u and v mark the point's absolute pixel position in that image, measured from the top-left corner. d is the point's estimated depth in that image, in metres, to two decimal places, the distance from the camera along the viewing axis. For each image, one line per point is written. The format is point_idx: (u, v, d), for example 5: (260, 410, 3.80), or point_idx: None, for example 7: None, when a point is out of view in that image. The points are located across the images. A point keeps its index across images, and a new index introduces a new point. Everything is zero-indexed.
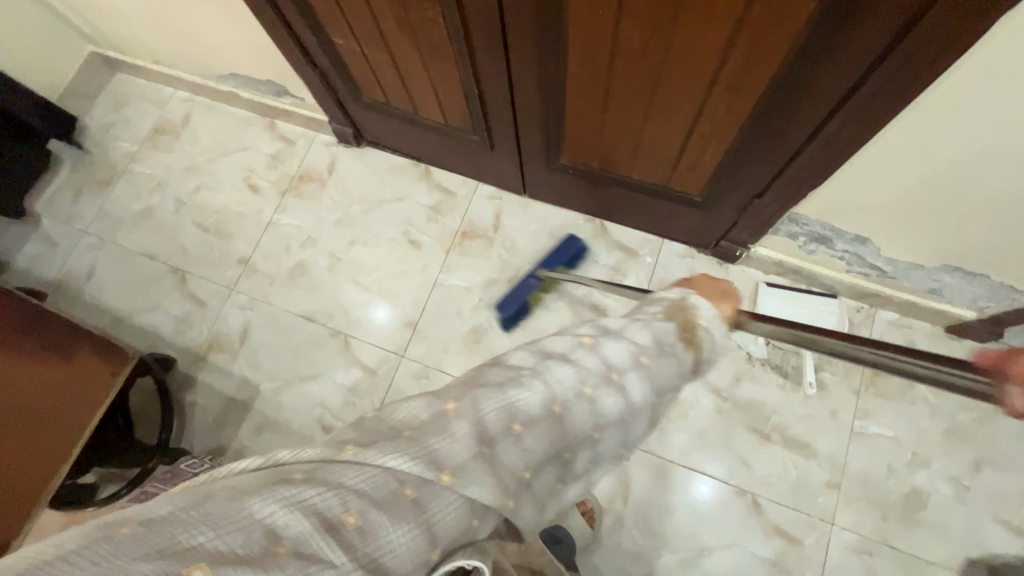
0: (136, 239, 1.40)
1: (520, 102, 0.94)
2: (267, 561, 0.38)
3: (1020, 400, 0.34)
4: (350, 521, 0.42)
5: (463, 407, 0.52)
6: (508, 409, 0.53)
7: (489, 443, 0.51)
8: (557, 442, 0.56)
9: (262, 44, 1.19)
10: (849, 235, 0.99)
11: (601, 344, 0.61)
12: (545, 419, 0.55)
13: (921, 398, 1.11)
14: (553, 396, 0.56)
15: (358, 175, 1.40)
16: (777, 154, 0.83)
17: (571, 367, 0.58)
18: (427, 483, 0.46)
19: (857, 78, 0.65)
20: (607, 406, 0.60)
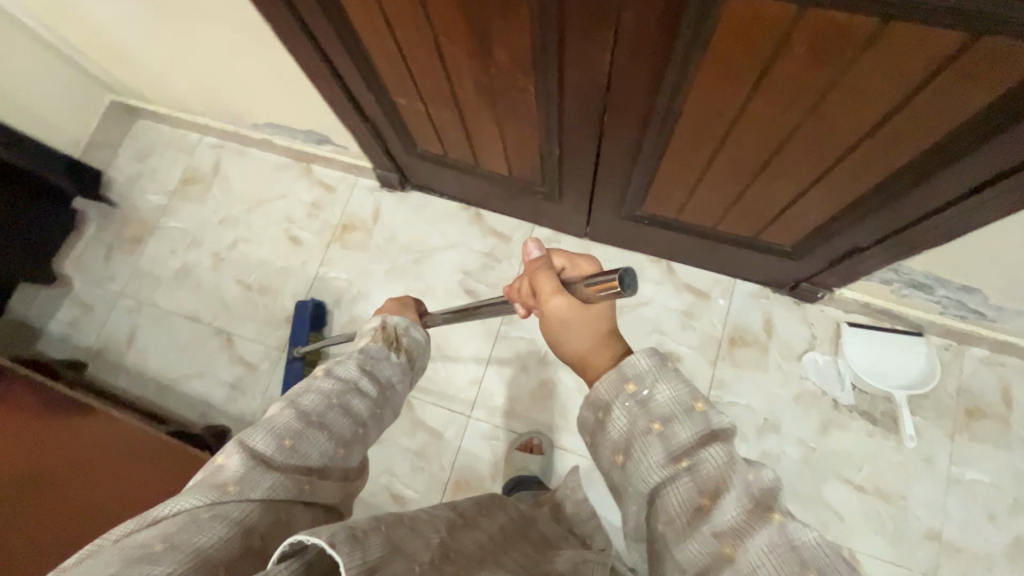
0: (176, 300, 1.34)
1: (605, 160, 0.88)
2: (183, 533, 0.46)
3: (560, 303, 0.62)
4: (206, 514, 0.49)
5: (231, 448, 0.55)
6: (274, 431, 0.56)
7: (290, 439, 0.56)
8: (333, 444, 0.59)
9: (306, 95, 1.12)
10: (953, 285, 0.93)
11: (331, 367, 0.65)
12: (310, 428, 0.58)
13: (1019, 440, 1.07)
14: (303, 414, 0.59)
15: (405, 221, 1.33)
16: (896, 219, 0.77)
17: (316, 392, 0.61)
18: (271, 456, 0.55)
19: (1021, 160, 0.59)
20: (357, 409, 0.63)
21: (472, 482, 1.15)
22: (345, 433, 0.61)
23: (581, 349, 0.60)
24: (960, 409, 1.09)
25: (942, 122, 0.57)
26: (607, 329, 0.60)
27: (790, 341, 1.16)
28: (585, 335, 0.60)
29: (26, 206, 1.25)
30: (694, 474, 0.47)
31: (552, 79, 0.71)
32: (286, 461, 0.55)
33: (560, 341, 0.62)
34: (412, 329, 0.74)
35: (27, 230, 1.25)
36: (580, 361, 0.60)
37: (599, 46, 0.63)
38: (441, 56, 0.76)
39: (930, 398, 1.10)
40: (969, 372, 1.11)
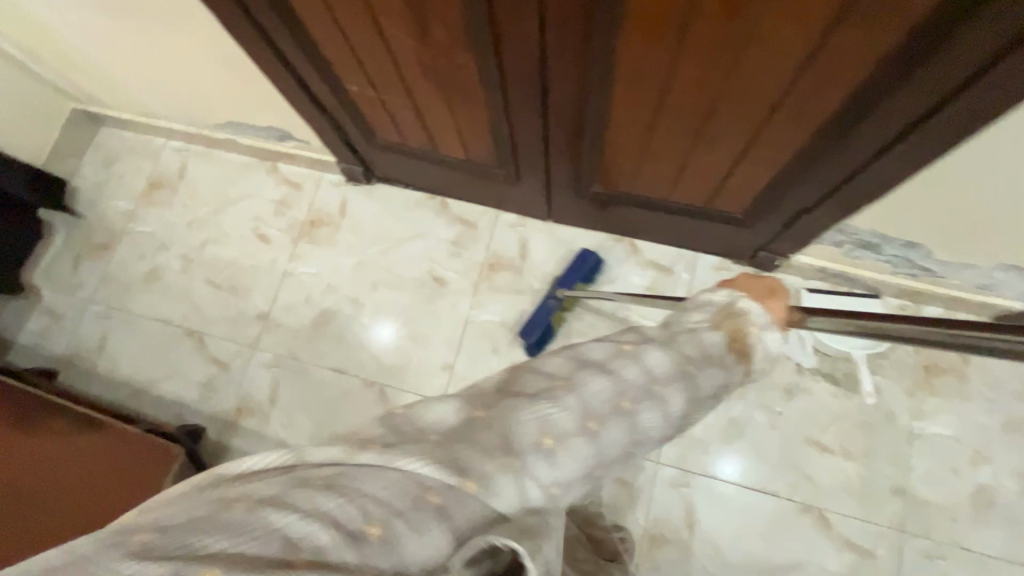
0: (146, 304, 1.34)
1: (554, 135, 0.89)
2: (245, 515, 0.35)
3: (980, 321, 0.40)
4: (296, 480, 0.38)
5: (494, 415, 0.45)
6: (542, 420, 0.46)
7: (506, 442, 0.44)
8: (538, 487, 0.44)
9: (263, 91, 1.13)
10: (898, 241, 0.97)
11: (642, 351, 0.52)
12: (575, 435, 0.46)
13: (977, 392, 1.10)
14: (591, 409, 0.48)
15: (372, 214, 1.35)
16: (833, 175, 0.79)
17: (607, 377, 0.50)
18: (492, 458, 0.42)
19: (933, 102, 0.61)
20: (613, 439, 0.48)
21: None
22: (613, 448, 0.49)
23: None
24: (919, 366, 1.12)
25: (854, 67, 0.60)
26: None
27: None
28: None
29: None
30: None
31: (490, 55, 0.73)
32: (435, 484, 0.40)
33: None
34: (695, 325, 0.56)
35: None
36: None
37: (526, 19, 0.65)
38: (383, 38, 0.77)
39: (890, 357, 1.13)
40: None
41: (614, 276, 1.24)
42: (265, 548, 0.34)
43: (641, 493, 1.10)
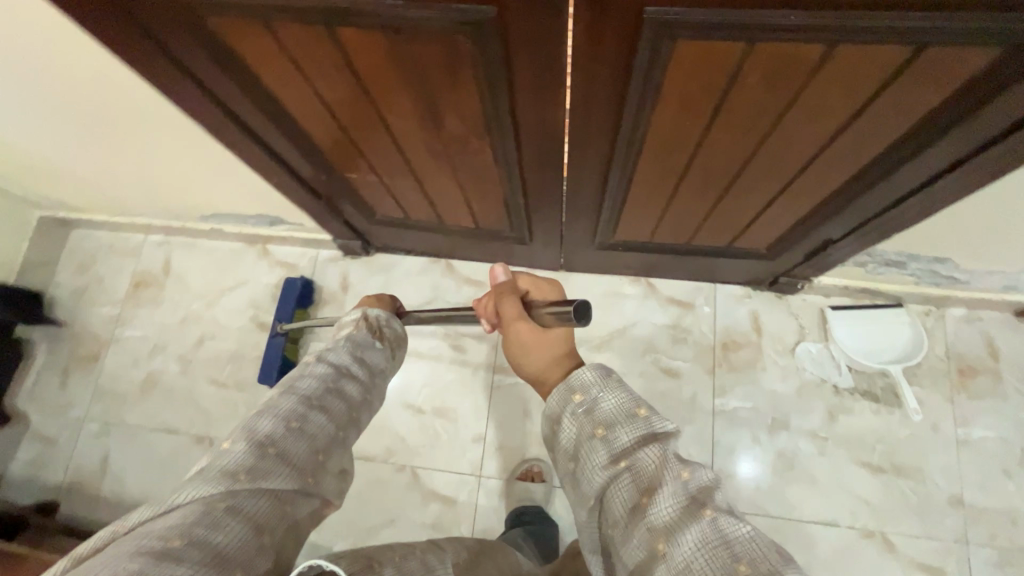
0: (146, 414, 1.25)
1: (571, 200, 0.86)
2: (200, 527, 0.43)
3: (524, 329, 0.62)
4: (119, 542, 0.42)
5: (236, 434, 0.52)
6: (280, 414, 0.54)
7: (296, 421, 0.54)
8: (312, 449, 0.54)
9: (251, 181, 1.07)
10: (924, 258, 0.95)
11: (325, 352, 0.64)
12: (312, 410, 0.56)
13: (1014, 389, 1.10)
14: (305, 397, 0.57)
15: (376, 286, 1.29)
16: (864, 212, 0.78)
17: (309, 375, 0.60)
18: (274, 438, 0.52)
19: (974, 148, 0.60)
20: (352, 393, 0.62)
21: None
22: (325, 435, 0.56)
23: (538, 367, 0.58)
24: (953, 370, 1.12)
25: (900, 122, 0.58)
26: (566, 350, 0.59)
27: (781, 336, 1.17)
28: (541, 356, 0.59)
29: None
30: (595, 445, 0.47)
31: (508, 139, 0.69)
32: (280, 462, 0.51)
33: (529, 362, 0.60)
34: (393, 320, 0.75)
35: None
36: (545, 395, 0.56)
37: (552, 108, 0.61)
38: (390, 131, 0.73)
39: (924, 366, 1.13)
40: (953, 334, 1.14)
41: (634, 318, 1.21)
42: (177, 560, 0.40)
43: None
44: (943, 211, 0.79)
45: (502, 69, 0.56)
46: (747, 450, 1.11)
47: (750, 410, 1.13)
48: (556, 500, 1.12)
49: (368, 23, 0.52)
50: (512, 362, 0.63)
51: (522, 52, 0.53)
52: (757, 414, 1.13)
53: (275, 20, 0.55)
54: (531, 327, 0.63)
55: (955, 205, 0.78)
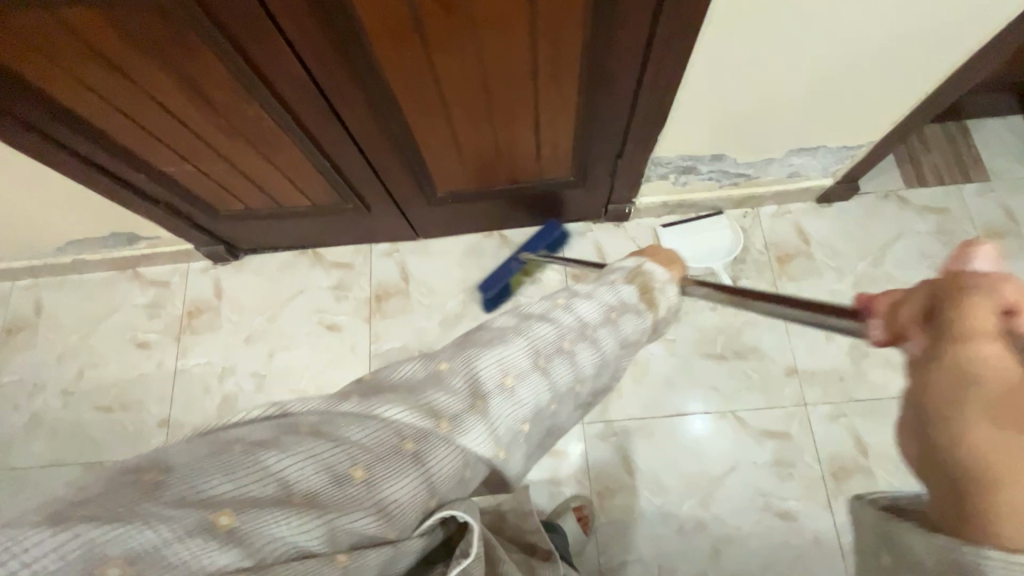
0: (33, 454, 1.25)
1: (375, 158, 0.95)
2: (328, 487, 0.38)
3: (993, 358, 0.24)
4: (242, 446, 0.37)
5: (458, 363, 0.46)
6: (503, 360, 0.47)
7: (512, 377, 0.47)
8: (456, 461, 0.43)
9: (90, 202, 1.11)
10: (706, 158, 1.09)
11: (573, 302, 0.53)
12: (442, 435, 0.42)
13: (824, 266, 1.25)
14: (506, 367, 0.47)
15: (249, 287, 1.34)
16: (616, 114, 0.90)
17: (492, 351, 0.47)
18: (457, 409, 0.44)
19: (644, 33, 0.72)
20: (585, 362, 0.51)
21: None
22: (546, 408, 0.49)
23: (996, 450, 0.24)
24: (772, 260, 1.26)
25: (572, 20, 0.70)
26: None
27: (623, 259, 1.28)
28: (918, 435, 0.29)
29: None
30: None
31: (274, 100, 0.77)
32: (468, 430, 0.43)
33: (977, 474, 0.24)
34: (673, 294, 0.60)
35: None
36: (990, 513, 0.24)
37: (288, 58, 0.70)
38: (173, 114, 0.80)
39: (747, 260, 1.26)
40: (767, 228, 1.28)
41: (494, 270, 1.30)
42: (243, 548, 0.33)
43: (578, 456, 1.15)
44: (678, 100, 0.93)
45: (221, 28, 0.64)
46: None
47: None
48: None
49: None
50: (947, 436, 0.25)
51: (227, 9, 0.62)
52: None
53: (2, 19, 0.61)
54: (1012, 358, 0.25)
55: (684, 94, 0.92)
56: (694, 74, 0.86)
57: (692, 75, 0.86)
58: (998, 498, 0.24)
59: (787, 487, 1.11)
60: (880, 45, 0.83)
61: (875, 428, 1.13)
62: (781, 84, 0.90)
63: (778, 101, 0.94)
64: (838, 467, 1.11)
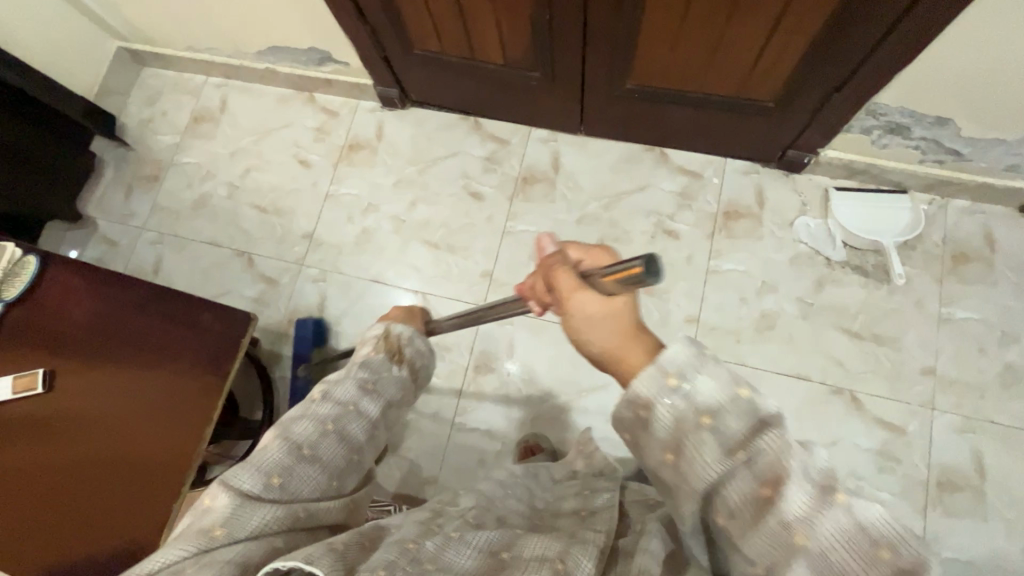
0: (196, 229, 1.41)
1: (592, 21, 0.94)
2: (251, 518, 0.52)
3: (583, 299, 0.58)
4: (208, 545, 0.49)
5: (279, 435, 0.60)
6: (315, 419, 0.63)
7: (279, 476, 0.56)
8: (324, 475, 0.60)
9: (306, 9, 1.17)
10: (928, 119, 1.00)
11: (330, 390, 0.67)
12: (300, 462, 0.59)
13: (1004, 278, 1.13)
14: (328, 420, 0.63)
15: (408, 136, 1.40)
16: (868, 32, 0.83)
17: (308, 419, 0.63)
18: (260, 492, 0.54)
19: None
20: (356, 433, 0.65)
21: (492, 364, 1.21)
22: (359, 438, 0.65)
23: (604, 336, 0.56)
24: (946, 256, 1.16)
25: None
26: (633, 321, 0.57)
27: (781, 210, 1.22)
28: (609, 332, 0.56)
29: (50, 144, 1.33)
30: (770, 499, 0.44)
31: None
32: (279, 497, 0.55)
33: (586, 342, 0.57)
34: (415, 338, 0.79)
35: (49, 169, 1.33)
36: (619, 362, 0.55)
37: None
38: None
39: (917, 249, 1.17)
40: (952, 222, 1.17)
41: (644, 184, 1.28)
42: None
43: None
44: (947, 32, 0.83)
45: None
46: (734, 308, 1.18)
47: (742, 273, 1.20)
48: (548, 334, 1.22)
49: None
50: (572, 339, 0.59)
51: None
52: (747, 277, 1.19)
53: None
54: (591, 294, 0.58)
55: (948, 31, 0.83)
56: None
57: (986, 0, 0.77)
58: (612, 355, 0.56)
59: (883, 479, 1.07)
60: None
61: (1002, 453, 1.05)
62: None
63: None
64: (946, 479, 1.05)
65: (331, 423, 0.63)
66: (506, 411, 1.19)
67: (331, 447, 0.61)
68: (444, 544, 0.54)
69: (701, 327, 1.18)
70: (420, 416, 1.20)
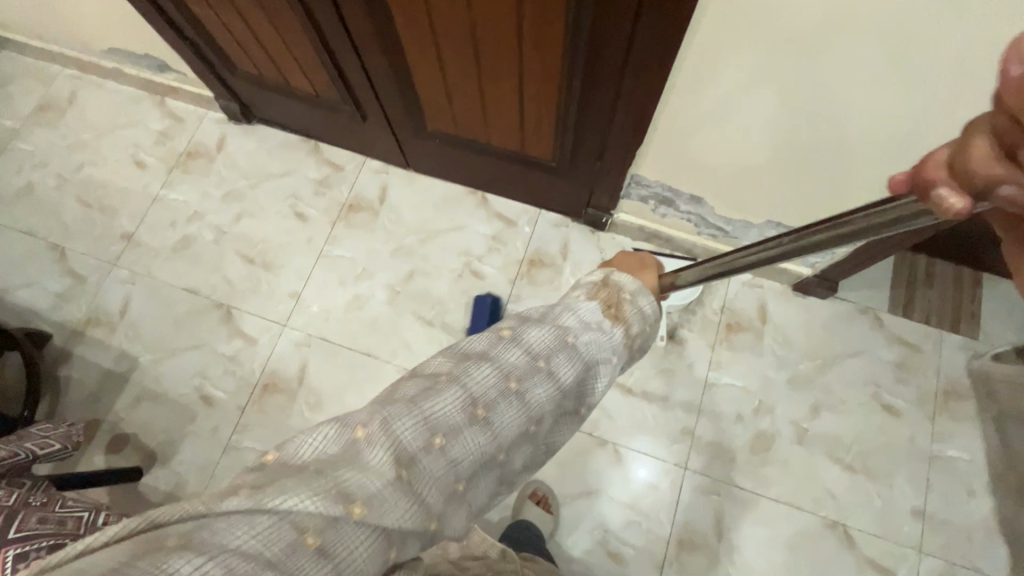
0: (15, 215, 1.38)
1: (370, 67, 0.99)
2: (287, 552, 0.38)
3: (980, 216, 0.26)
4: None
5: (374, 427, 0.45)
6: (427, 423, 0.46)
7: (409, 458, 0.45)
8: (486, 449, 0.49)
9: (131, 16, 1.19)
10: (686, 196, 1.07)
11: (522, 334, 0.54)
12: (430, 449, 0.46)
13: (770, 349, 1.21)
14: (456, 408, 0.48)
15: (247, 151, 1.41)
16: (595, 115, 0.90)
17: (489, 370, 0.51)
18: (400, 466, 0.44)
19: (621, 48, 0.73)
20: (536, 400, 0.52)
21: (281, 383, 1.22)
22: (515, 421, 0.52)
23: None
24: (722, 323, 1.23)
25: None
26: None
27: (581, 263, 1.28)
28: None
29: None
30: None
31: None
32: (340, 535, 0.40)
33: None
34: (638, 296, 0.61)
35: None
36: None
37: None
38: None
39: (697, 314, 1.24)
40: (732, 292, 1.25)
41: (461, 224, 1.32)
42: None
43: None
44: (662, 108, 0.86)
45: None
46: None
47: None
48: (342, 358, 1.23)
49: None
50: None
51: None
52: None
53: None
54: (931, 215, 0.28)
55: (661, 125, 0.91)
56: (683, 85, 0.80)
57: (684, 71, 0.77)
58: None
59: (629, 533, 1.10)
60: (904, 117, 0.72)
61: (738, 517, 1.10)
62: (785, 116, 0.80)
63: (779, 135, 0.84)
64: (685, 537, 1.09)
65: (419, 448, 0.46)
66: (282, 432, 1.18)
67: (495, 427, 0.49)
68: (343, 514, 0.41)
69: None
70: (198, 429, 1.19)
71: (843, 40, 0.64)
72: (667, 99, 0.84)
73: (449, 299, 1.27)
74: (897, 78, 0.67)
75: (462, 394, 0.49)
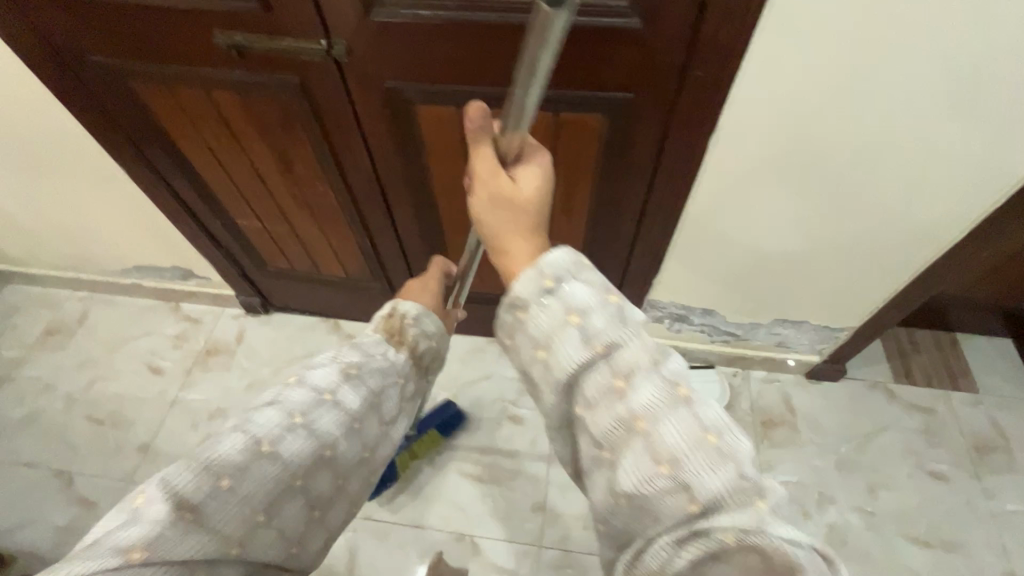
0: (16, 448, 1.30)
1: (407, 246, 1.11)
2: None
3: (485, 169, 0.52)
4: None
5: (155, 485, 0.45)
6: (207, 466, 0.46)
7: (230, 476, 0.46)
8: (285, 474, 0.49)
9: (166, 236, 1.29)
10: (699, 310, 1.19)
11: (306, 372, 0.55)
12: (255, 461, 0.47)
13: (809, 438, 1.26)
14: (258, 439, 0.48)
15: (268, 339, 1.45)
16: (616, 255, 1.04)
17: (279, 405, 0.51)
18: (203, 495, 0.45)
19: (641, 199, 0.89)
20: (328, 428, 0.52)
21: None
22: (332, 435, 0.52)
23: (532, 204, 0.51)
24: (757, 422, 1.29)
25: (602, 136, 0.80)
26: (530, 216, 0.50)
27: None
28: (505, 221, 0.50)
29: None
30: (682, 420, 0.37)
31: (328, 149, 0.89)
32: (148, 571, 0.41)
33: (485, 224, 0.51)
34: (423, 318, 0.63)
35: None
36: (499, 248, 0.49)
37: (345, 124, 0.83)
38: (262, 178, 1.00)
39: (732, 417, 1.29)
40: (755, 391, 1.33)
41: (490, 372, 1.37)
42: None
43: None
44: (675, 242, 1.00)
45: (312, 99, 0.80)
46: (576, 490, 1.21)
47: None
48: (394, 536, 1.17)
49: (233, 92, 0.82)
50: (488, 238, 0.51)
51: (320, 85, 0.78)
52: None
53: (177, 94, 0.85)
54: (490, 164, 0.52)
55: (674, 255, 1.04)
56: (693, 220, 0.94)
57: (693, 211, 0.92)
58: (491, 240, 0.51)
59: None
60: (912, 204, 0.85)
61: None
62: (808, 212, 0.90)
63: (801, 230, 0.94)
64: None
65: (223, 471, 0.46)
66: None
67: (295, 451, 0.50)
68: (142, 556, 0.41)
69: (547, 514, 1.18)
70: None
71: (827, 164, 0.80)
72: (679, 235, 0.98)
73: (494, 449, 1.27)
74: (905, 177, 0.80)
75: (244, 436, 0.48)
